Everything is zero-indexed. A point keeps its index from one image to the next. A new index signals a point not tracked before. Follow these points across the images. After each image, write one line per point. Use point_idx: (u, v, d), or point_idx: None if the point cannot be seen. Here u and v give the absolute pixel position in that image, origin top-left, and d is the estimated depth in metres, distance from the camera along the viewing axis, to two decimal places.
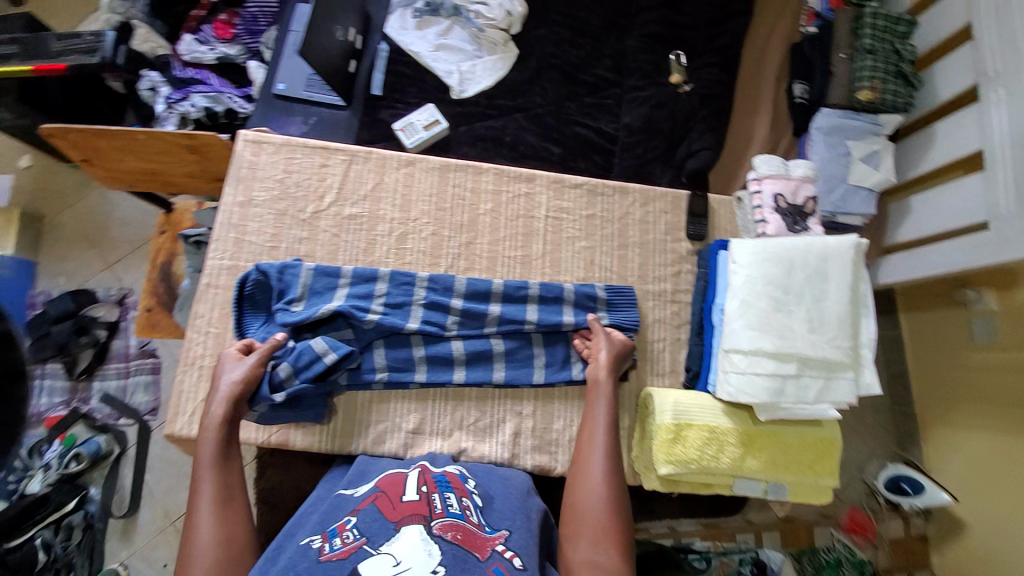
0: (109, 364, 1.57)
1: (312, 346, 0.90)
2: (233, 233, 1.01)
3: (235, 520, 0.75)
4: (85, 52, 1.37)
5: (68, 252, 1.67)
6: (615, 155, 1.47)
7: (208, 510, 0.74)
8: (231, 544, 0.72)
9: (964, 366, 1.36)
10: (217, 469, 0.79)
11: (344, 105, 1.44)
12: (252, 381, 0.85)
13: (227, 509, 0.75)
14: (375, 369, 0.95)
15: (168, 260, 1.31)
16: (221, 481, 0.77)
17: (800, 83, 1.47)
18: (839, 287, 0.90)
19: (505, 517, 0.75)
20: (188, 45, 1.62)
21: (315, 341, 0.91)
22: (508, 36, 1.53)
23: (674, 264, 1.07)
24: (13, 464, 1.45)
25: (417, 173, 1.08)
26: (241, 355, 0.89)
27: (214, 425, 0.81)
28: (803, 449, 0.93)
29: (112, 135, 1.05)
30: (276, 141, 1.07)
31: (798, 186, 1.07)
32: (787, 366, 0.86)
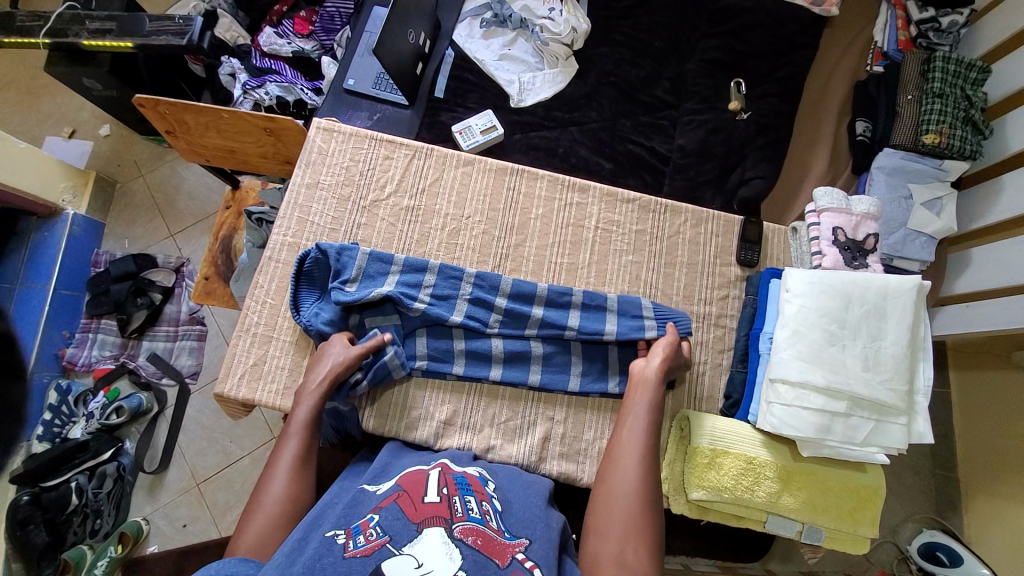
0: (159, 326, 1.65)
1: (392, 367, 0.94)
2: (298, 212, 1.06)
3: (303, 482, 0.77)
4: (175, 33, 1.47)
5: (136, 218, 1.78)
6: (666, 175, 1.47)
7: (285, 467, 0.78)
8: (295, 507, 0.75)
9: (1018, 432, 1.27)
10: (306, 430, 0.83)
11: (407, 104, 1.49)
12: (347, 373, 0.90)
13: (302, 472, 0.78)
14: (416, 357, 0.98)
15: (230, 233, 1.42)
16: (305, 442, 0.81)
17: (862, 120, 1.43)
18: (898, 328, 0.87)
19: (526, 525, 0.73)
20: (267, 37, 1.71)
21: (396, 359, 0.95)
22: (571, 52, 1.56)
23: (722, 288, 1.05)
24: (59, 407, 1.53)
25: (475, 173, 1.11)
26: (347, 343, 0.93)
27: (318, 386, 0.87)
28: (844, 494, 0.89)
29: (201, 111, 1.13)
30: (346, 131, 1.12)
31: (860, 223, 1.05)
32: (836, 403, 0.84)
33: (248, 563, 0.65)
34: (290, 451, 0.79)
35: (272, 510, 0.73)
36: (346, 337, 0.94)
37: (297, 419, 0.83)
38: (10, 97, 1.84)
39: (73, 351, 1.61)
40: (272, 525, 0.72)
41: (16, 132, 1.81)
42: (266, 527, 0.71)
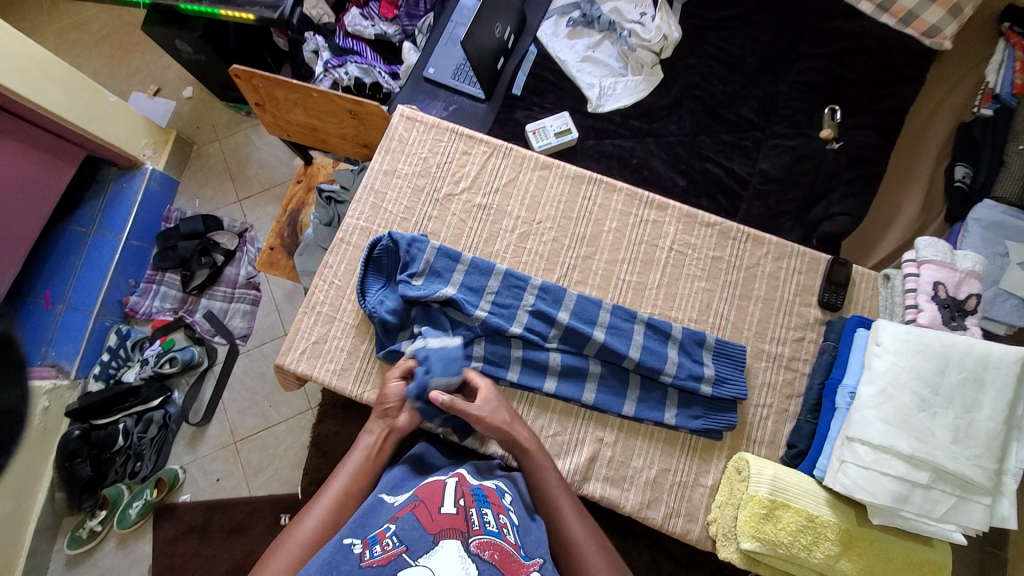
0: (217, 287, 1.72)
1: (438, 342, 0.92)
2: (372, 198, 1.07)
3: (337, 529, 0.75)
4: (267, 6, 1.50)
5: (208, 179, 1.86)
6: (742, 201, 1.41)
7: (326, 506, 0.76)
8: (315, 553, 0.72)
9: None
10: (356, 478, 0.80)
11: (484, 98, 1.48)
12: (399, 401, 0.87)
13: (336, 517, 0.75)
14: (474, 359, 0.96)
15: (298, 208, 1.46)
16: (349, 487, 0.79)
17: (964, 165, 1.28)
18: (997, 401, 0.80)
19: (538, 544, 0.72)
20: (352, 18, 1.73)
21: (431, 337, 0.93)
22: (657, 60, 1.51)
23: (799, 330, 1.00)
24: (117, 351, 1.61)
25: (551, 178, 1.09)
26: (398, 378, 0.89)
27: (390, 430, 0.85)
28: (907, 568, 0.82)
29: (292, 88, 1.15)
30: (428, 122, 1.12)
31: (963, 279, 0.96)
32: (919, 473, 0.77)
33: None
34: (334, 492, 0.78)
35: (299, 548, 0.71)
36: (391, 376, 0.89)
37: (346, 471, 0.81)
38: (105, 52, 1.95)
39: (135, 300, 1.69)
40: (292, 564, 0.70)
41: (108, 86, 1.91)
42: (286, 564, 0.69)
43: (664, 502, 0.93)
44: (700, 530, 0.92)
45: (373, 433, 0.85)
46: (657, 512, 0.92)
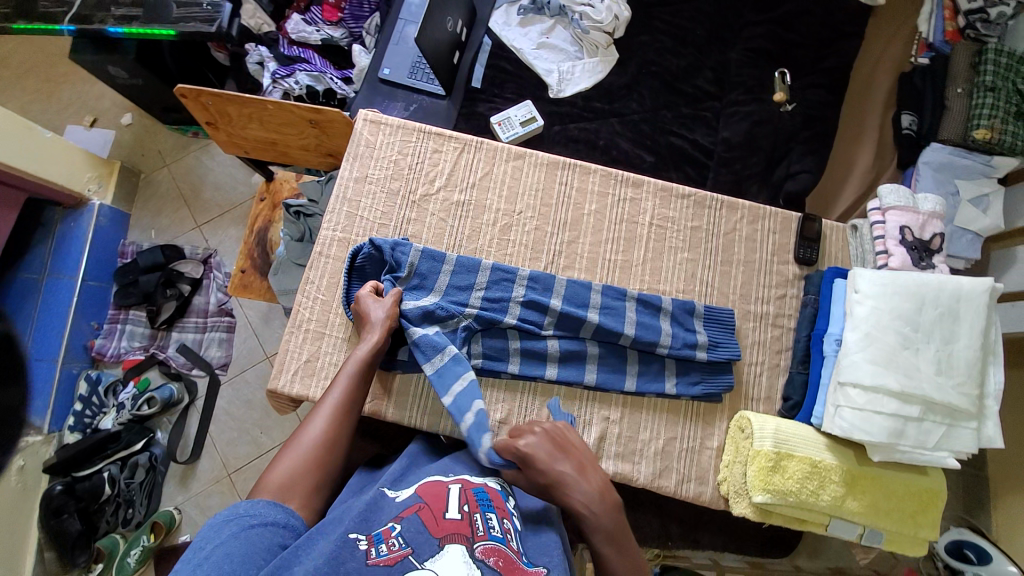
0: (189, 318, 1.65)
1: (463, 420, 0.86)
2: (346, 207, 1.04)
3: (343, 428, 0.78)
4: (203, 20, 1.43)
5: (162, 208, 1.77)
6: (709, 169, 1.44)
7: (327, 412, 0.78)
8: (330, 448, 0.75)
9: None
10: (353, 383, 0.82)
11: (444, 94, 1.46)
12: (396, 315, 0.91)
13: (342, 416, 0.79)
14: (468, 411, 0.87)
15: (265, 226, 1.41)
16: (351, 391, 0.82)
17: (909, 113, 1.36)
18: (972, 331, 0.85)
19: (544, 553, 0.69)
20: (295, 24, 1.67)
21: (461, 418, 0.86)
22: (611, 40, 1.52)
23: (780, 287, 1.04)
24: (90, 398, 1.52)
25: (526, 167, 1.08)
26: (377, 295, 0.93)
27: (380, 329, 0.88)
28: (906, 498, 0.88)
29: (246, 103, 1.10)
30: (394, 123, 1.09)
31: (927, 221, 1.03)
32: (910, 408, 0.82)
33: (275, 506, 0.66)
34: (333, 402, 0.79)
35: (304, 450, 0.73)
36: (368, 291, 0.93)
37: (342, 381, 0.82)
38: (30, 85, 1.81)
39: (101, 342, 1.59)
40: (301, 466, 0.72)
41: (37, 120, 1.78)
42: (294, 465, 0.71)
43: (675, 470, 0.95)
44: (712, 491, 0.95)
45: (370, 337, 0.88)
46: (670, 480, 0.95)
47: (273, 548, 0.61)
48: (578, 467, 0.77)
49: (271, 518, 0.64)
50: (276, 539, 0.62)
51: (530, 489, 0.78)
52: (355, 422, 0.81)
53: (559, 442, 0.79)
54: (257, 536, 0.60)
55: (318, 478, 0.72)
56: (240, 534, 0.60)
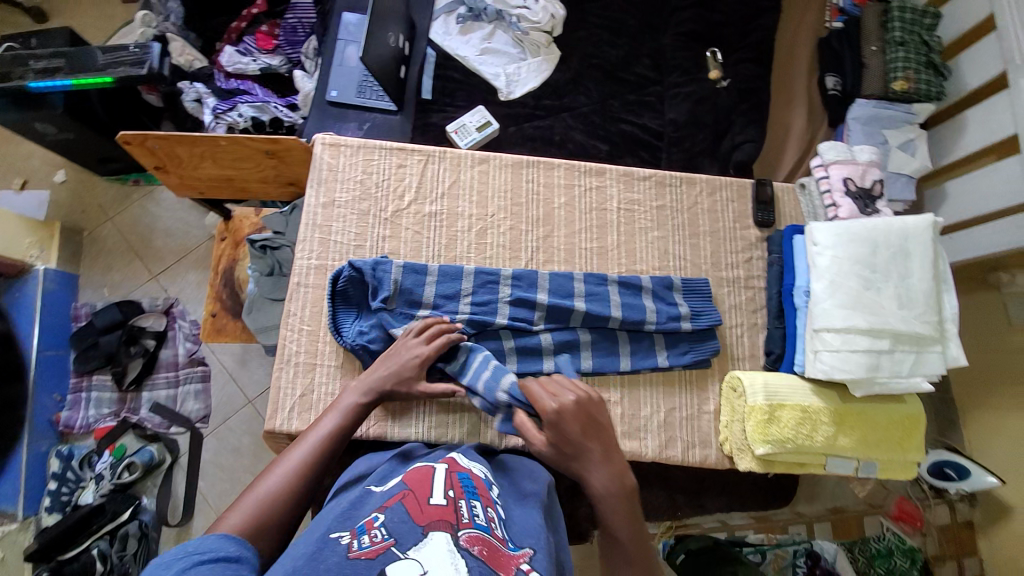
0: (158, 374, 1.56)
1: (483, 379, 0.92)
2: (318, 234, 1.03)
3: (305, 484, 0.73)
4: (132, 64, 1.36)
5: (111, 264, 1.68)
6: (662, 151, 1.51)
7: (297, 461, 0.74)
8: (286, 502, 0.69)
9: (1005, 347, 1.42)
10: (332, 438, 0.79)
11: (396, 109, 1.45)
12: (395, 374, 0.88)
13: (308, 470, 0.74)
14: (506, 377, 0.92)
15: (230, 266, 1.36)
16: (324, 447, 0.77)
17: (832, 75, 1.47)
18: (923, 265, 0.92)
19: (528, 534, 0.69)
20: (229, 56, 1.62)
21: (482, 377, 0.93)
22: (551, 38, 1.56)
23: (745, 251, 1.10)
24: (64, 474, 1.45)
25: (492, 170, 1.10)
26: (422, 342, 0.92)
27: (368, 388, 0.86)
28: (890, 425, 0.95)
29: (195, 141, 1.07)
30: (352, 144, 1.08)
31: (866, 170, 1.11)
32: (881, 342, 0.89)
33: (228, 539, 0.60)
34: (306, 452, 0.76)
35: (265, 495, 0.69)
36: (429, 328, 0.93)
37: (320, 430, 0.79)
38: None
39: (67, 414, 1.50)
40: (259, 510, 0.67)
41: None
42: (251, 509, 0.67)
43: (679, 439, 0.99)
44: (717, 452, 1.00)
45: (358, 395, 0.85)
46: (676, 449, 0.99)
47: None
48: (604, 448, 0.81)
49: (224, 554, 0.58)
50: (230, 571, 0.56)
51: (546, 447, 0.83)
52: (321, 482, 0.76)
53: (587, 418, 0.83)
54: (208, 571, 0.55)
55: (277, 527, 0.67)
56: (192, 568, 0.54)
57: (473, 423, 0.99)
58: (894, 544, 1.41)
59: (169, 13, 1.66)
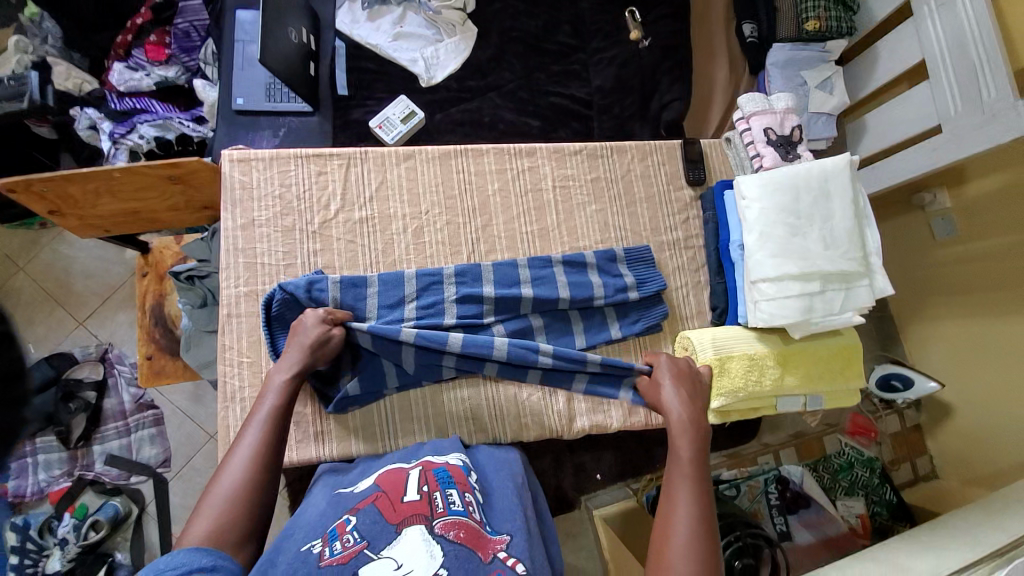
0: (105, 426, 1.47)
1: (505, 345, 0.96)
2: (243, 258, 0.97)
3: (263, 473, 0.71)
4: (8, 97, 1.32)
5: (33, 316, 1.55)
6: (593, 119, 1.49)
7: (249, 454, 0.72)
8: (250, 495, 0.69)
9: (931, 262, 1.54)
10: (273, 421, 0.77)
11: (312, 110, 1.37)
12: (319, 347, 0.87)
13: (259, 461, 0.72)
14: (540, 353, 0.97)
15: (158, 303, 1.28)
16: (268, 433, 0.75)
17: (748, 23, 1.50)
18: (844, 205, 0.95)
19: (506, 518, 0.73)
20: (120, 74, 1.47)
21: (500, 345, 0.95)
22: (466, 15, 1.49)
23: (682, 212, 1.11)
24: (24, 546, 1.34)
25: (419, 166, 1.06)
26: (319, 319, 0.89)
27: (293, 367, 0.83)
28: (831, 358, 1.00)
29: (86, 177, 0.97)
30: (263, 156, 1.02)
31: (785, 117, 1.12)
32: (812, 284, 0.92)
33: (203, 551, 0.60)
34: (253, 443, 0.73)
35: (227, 496, 0.67)
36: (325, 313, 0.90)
37: (261, 415, 0.77)
38: None
39: (14, 483, 1.39)
40: (225, 510, 0.66)
41: None
42: (218, 511, 0.66)
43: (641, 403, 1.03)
44: None
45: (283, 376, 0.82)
46: (640, 414, 1.03)
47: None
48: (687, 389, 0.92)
49: (197, 566, 0.58)
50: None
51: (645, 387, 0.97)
52: (279, 466, 0.75)
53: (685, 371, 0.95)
54: None
55: (247, 527, 0.66)
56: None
57: (439, 426, 0.98)
58: (855, 458, 1.52)
59: (47, 34, 1.48)
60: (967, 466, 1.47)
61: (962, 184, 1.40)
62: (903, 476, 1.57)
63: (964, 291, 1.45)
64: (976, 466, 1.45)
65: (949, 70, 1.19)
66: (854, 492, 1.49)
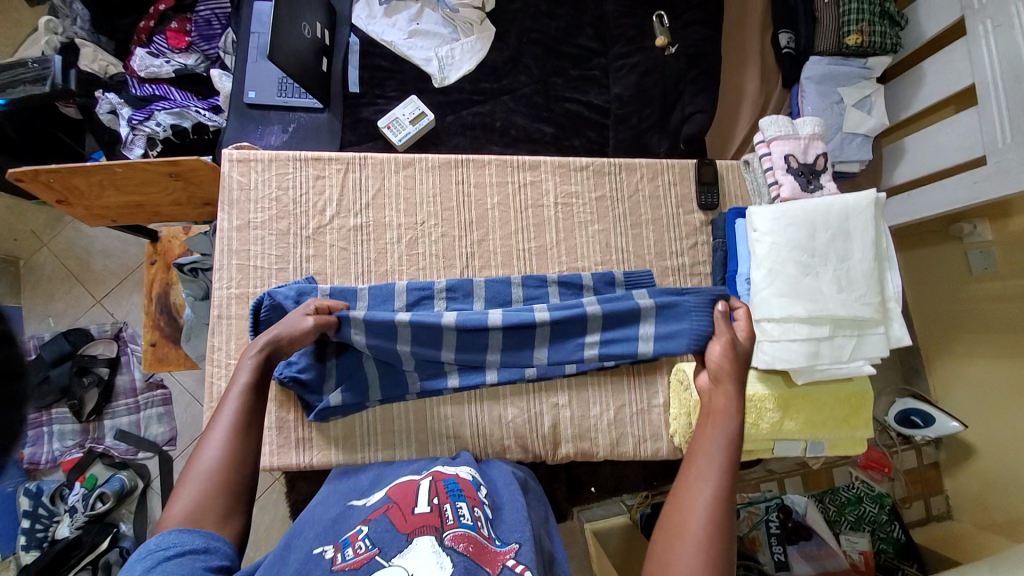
0: (117, 402, 1.51)
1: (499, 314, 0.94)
2: (236, 260, 0.97)
3: (245, 446, 0.67)
4: (32, 81, 1.34)
5: (55, 292, 1.60)
6: (609, 129, 1.43)
7: (225, 432, 0.67)
8: (233, 470, 0.65)
9: (966, 297, 1.43)
10: (249, 396, 0.72)
11: (322, 106, 1.36)
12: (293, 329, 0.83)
13: (239, 435, 0.68)
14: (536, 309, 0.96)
15: (164, 291, 1.30)
16: (245, 406, 0.71)
17: (786, 31, 1.40)
18: (863, 245, 0.88)
19: (515, 530, 0.70)
20: (140, 60, 1.48)
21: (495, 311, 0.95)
22: (484, 14, 1.45)
23: (690, 237, 1.06)
24: (36, 511, 1.39)
25: (418, 174, 1.03)
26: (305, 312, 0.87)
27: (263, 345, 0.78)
28: (837, 405, 0.94)
29: (89, 171, 0.98)
30: (263, 157, 1.01)
31: (808, 144, 1.05)
32: (820, 329, 0.86)
33: (191, 532, 0.58)
34: (230, 417, 0.69)
35: (207, 475, 0.63)
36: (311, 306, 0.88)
37: (238, 389, 0.72)
38: None
39: (30, 451, 1.44)
40: (206, 486, 0.63)
41: None
42: (199, 489, 0.62)
43: (630, 435, 0.99)
44: (668, 445, 1.00)
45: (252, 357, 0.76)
46: (628, 445, 0.99)
47: (195, 574, 0.54)
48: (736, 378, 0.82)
49: (191, 547, 0.57)
50: (198, 565, 0.56)
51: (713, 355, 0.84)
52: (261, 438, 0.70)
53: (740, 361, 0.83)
54: (171, 568, 0.54)
55: (232, 502, 0.63)
56: (154, 570, 0.54)
57: (420, 443, 0.97)
58: (864, 492, 1.45)
59: (76, 16, 1.50)
60: (983, 513, 1.38)
61: (1005, 218, 1.30)
62: (914, 515, 1.49)
63: (994, 331, 1.35)
64: (992, 511, 1.35)
65: (1000, 97, 1.09)
66: (860, 528, 1.42)
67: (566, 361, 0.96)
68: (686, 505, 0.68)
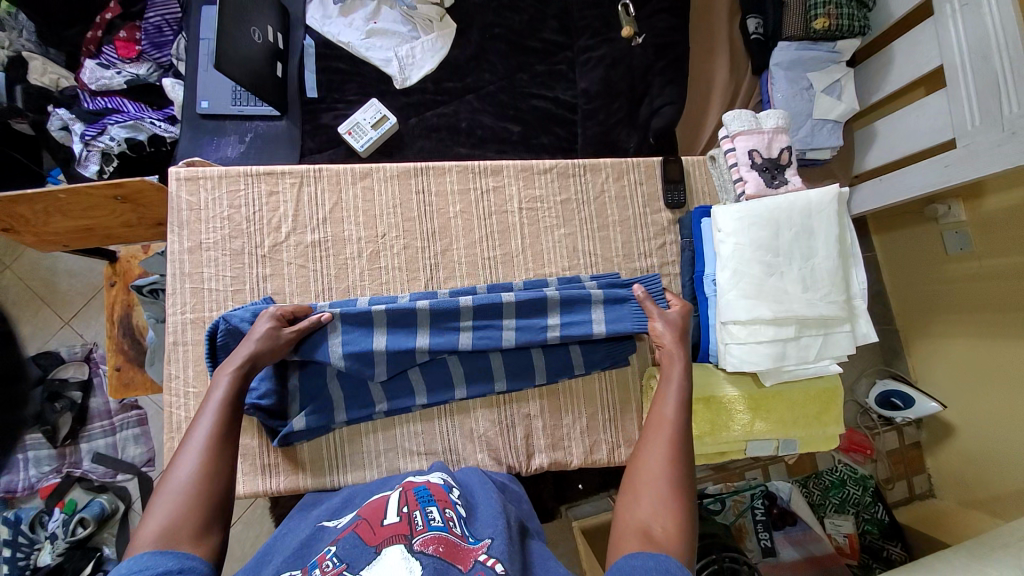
0: (92, 425, 1.46)
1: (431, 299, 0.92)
2: (189, 284, 0.94)
3: (221, 462, 0.67)
4: None
5: (19, 316, 1.53)
6: (577, 125, 1.40)
7: (200, 444, 0.67)
8: (210, 485, 0.64)
9: (941, 279, 1.44)
10: (226, 409, 0.72)
11: (279, 114, 1.31)
12: (266, 342, 0.82)
13: (216, 451, 0.67)
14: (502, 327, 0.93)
15: (126, 312, 1.25)
16: (221, 423, 0.70)
17: (754, 16, 1.38)
18: (827, 243, 0.88)
19: (488, 526, 0.67)
20: (91, 72, 1.41)
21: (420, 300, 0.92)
22: (444, 10, 1.40)
23: (658, 237, 1.04)
24: (17, 540, 1.32)
25: (376, 185, 1.00)
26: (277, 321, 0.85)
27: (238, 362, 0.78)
28: (808, 402, 0.94)
29: (30, 199, 0.94)
30: (212, 174, 0.97)
31: (772, 138, 1.02)
32: (786, 329, 0.86)
33: (167, 551, 0.56)
34: (205, 434, 0.68)
35: (181, 490, 0.62)
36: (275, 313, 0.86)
37: (212, 407, 0.72)
38: None
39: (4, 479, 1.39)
40: (182, 502, 0.61)
41: None
42: (173, 506, 0.60)
43: (604, 441, 0.99)
44: None
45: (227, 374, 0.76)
46: (602, 452, 0.98)
47: None
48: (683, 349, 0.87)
49: (163, 569, 0.54)
50: None
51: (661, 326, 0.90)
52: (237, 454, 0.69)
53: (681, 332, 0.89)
54: None
55: (207, 516, 0.61)
56: None
57: (391, 460, 0.95)
58: (847, 474, 1.46)
59: (23, 28, 1.42)
60: (964, 490, 1.40)
61: (980, 198, 1.29)
62: (897, 495, 1.51)
63: (970, 311, 1.36)
64: (974, 488, 1.38)
65: (969, 79, 1.07)
66: (844, 510, 1.44)
67: (522, 337, 0.93)
68: (631, 484, 0.69)
